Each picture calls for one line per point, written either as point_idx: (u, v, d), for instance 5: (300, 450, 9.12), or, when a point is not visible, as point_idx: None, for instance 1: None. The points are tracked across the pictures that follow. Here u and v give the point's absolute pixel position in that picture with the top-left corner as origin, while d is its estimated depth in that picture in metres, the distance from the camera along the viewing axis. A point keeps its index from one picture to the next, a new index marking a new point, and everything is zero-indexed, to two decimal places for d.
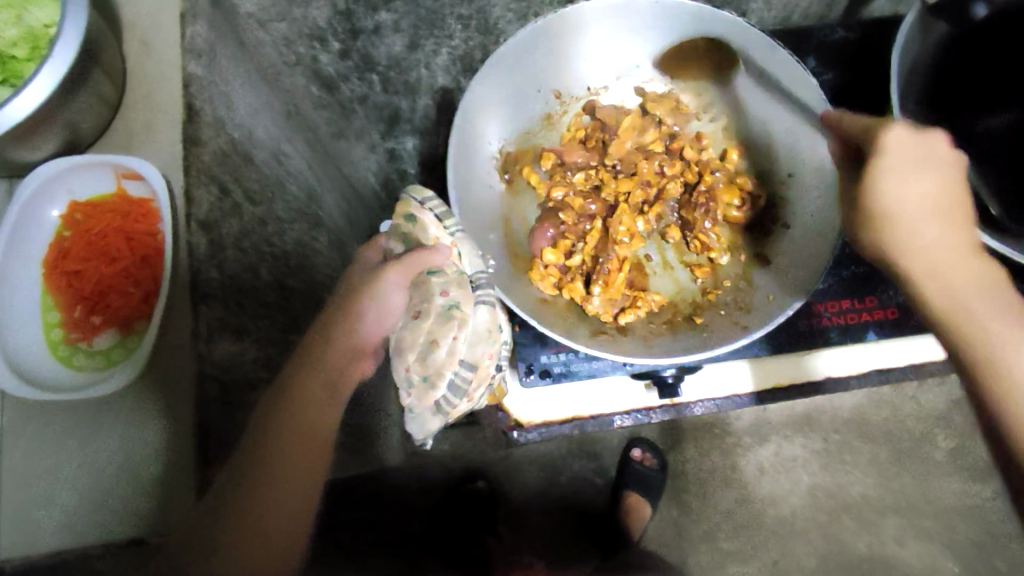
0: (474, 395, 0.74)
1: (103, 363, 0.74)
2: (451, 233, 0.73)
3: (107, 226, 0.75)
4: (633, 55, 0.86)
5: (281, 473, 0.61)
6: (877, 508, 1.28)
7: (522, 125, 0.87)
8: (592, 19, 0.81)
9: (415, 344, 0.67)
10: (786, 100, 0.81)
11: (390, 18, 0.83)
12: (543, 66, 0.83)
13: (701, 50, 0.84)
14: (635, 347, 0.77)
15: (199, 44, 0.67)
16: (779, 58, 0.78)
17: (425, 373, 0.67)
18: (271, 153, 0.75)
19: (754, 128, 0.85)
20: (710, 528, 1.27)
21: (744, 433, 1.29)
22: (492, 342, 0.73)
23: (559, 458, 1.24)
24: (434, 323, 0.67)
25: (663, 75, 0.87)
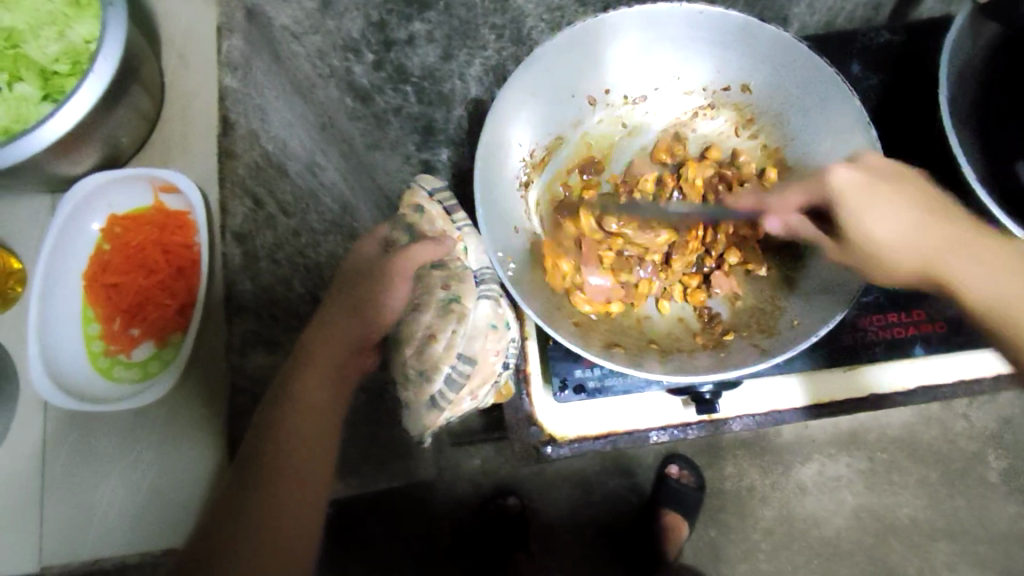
0: (478, 393, 0.75)
1: (141, 374, 0.75)
2: (459, 227, 0.76)
3: (144, 238, 0.76)
4: (672, 66, 0.83)
5: (293, 469, 0.65)
6: (927, 532, 1.23)
7: (553, 130, 0.84)
8: (634, 26, 0.78)
9: (416, 336, 0.71)
10: (835, 118, 0.76)
11: (423, 28, 0.79)
12: (579, 71, 0.81)
13: (744, 63, 0.81)
14: (653, 362, 0.73)
15: (236, 57, 0.67)
16: (826, 77, 0.75)
17: (422, 368, 0.70)
18: (306, 166, 0.76)
19: (795, 149, 0.82)
20: (750, 547, 1.23)
21: (785, 450, 1.25)
22: (499, 340, 0.75)
23: (590, 475, 1.22)
24: (437, 315, 0.71)
25: (702, 87, 0.84)
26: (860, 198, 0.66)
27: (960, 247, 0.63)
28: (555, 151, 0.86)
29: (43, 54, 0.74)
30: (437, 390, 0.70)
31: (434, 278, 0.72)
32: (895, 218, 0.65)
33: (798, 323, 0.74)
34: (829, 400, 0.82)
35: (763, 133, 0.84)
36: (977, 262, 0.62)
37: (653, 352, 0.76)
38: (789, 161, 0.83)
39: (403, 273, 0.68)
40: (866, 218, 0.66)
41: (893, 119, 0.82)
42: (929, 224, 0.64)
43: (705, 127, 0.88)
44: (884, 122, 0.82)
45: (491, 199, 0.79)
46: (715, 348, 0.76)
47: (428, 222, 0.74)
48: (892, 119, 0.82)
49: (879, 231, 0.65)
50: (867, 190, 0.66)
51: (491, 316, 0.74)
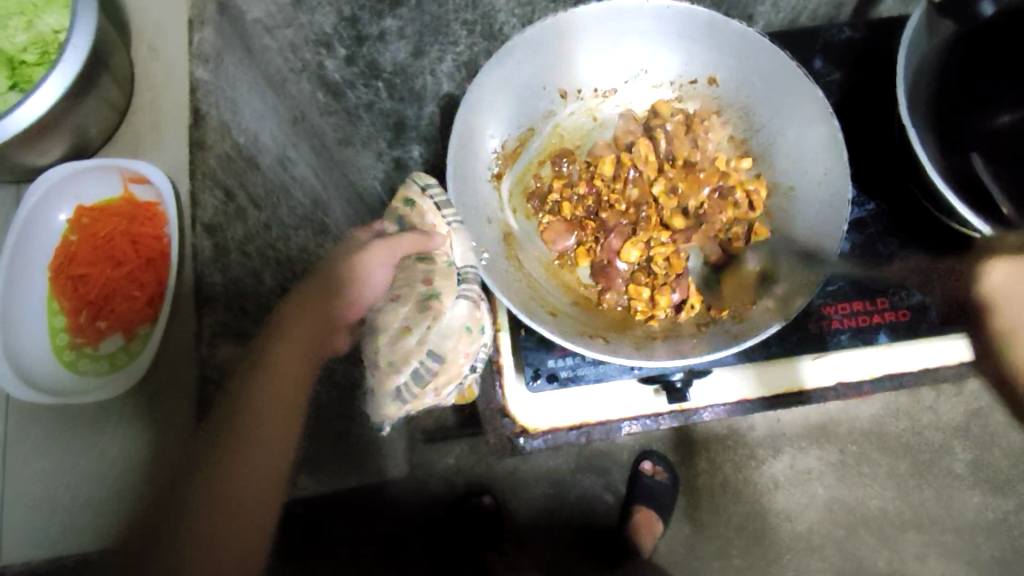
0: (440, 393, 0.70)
1: (108, 367, 0.73)
2: (447, 221, 0.71)
3: (112, 229, 0.75)
4: (641, 59, 0.85)
5: (260, 442, 0.62)
6: (896, 523, 1.24)
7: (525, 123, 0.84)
8: (606, 21, 0.79)
9: (387, 327, 0.66)
10: (799, 109, 0.79)
11: (395, 24, 0.80)
12: (551, 64, 0.82)
13: (710, 57, 0.83)
14: (628, 348, 0.73)
15: (207, 50, 0.69)
16: (787, 70, 0.78)
17: (391, 358, 0.65)
18: (276, 159, 0.75)
19: (760, 138, 0.84)
20: (722, 545, 1.22)
21: (757, 445, 1.26)
22: (472, 343, 0.69)
23: (567, 474, 1.21)
24: (412, 310, 0.65)
25: (670, 82, 0.86)
26: (1021, 300, 0.52)
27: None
28: (527, 143, 0.85)
29: (10, 43, 0.73)
30: (401, 382, 0.65)
31: (417, 272, 0.66)
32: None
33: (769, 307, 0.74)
34: (780, 393, 0.81)
35: (731, 125, 0.86)
36: None
37: (632, 338, 0.76)
38: (753, 149, 0.85)
39: (386, 257, 0.64)
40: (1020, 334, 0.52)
41: (855, 115, 0.84)
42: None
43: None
44: (848, 117, 0.83)
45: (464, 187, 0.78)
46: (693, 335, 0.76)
47: (417, 213, 0.70)
48: (855, 115, 0.84)
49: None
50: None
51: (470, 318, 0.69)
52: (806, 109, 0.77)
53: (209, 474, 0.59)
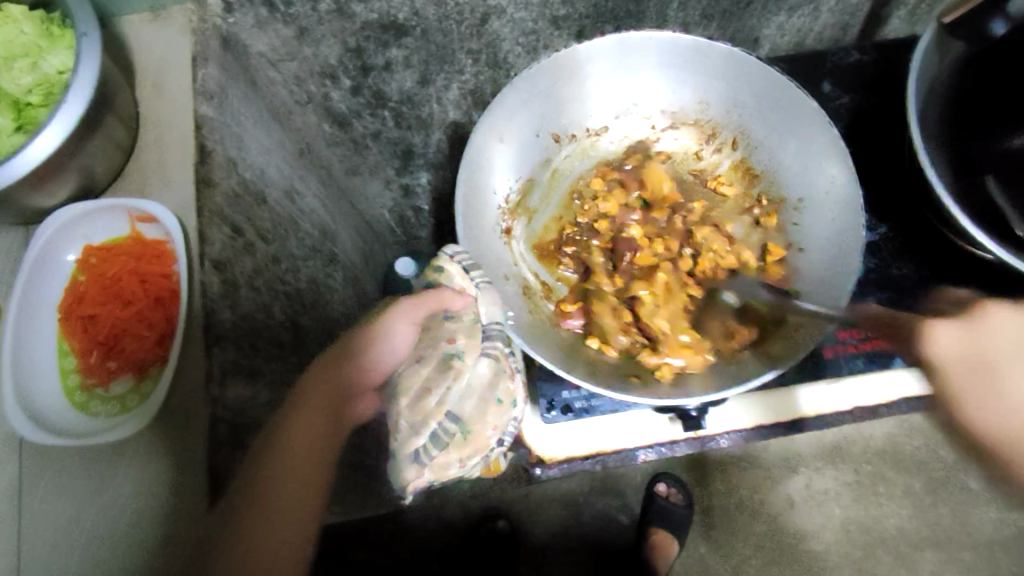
0: (467, 464, 0.70)
1: (119, 408, 0.73)
2: (476, 283, 0.70)
3: (120, 268, 0.75)
4: (629, 92, 0.82)
5: (282, 505, 0.59)
6: (914, 541, 1.11)
7: (526, 172, 0.82)
8: (589, 60, 0.77)
9: (409, 388, 0.65)
10: (807, 136, 0.75)
11: (401, 54, 0.80)
12: (540, 110, 0.79)
13: (701, 83, 0.80)
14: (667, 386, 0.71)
15: (211, 86, 0.66)
16: (798, 99, 0.74)
17: (411, 420, 0.65)
18: (284, 192, 0.75)
19: (759, 156, 0.81)
20: (739, 563, 1.11)
21: (773, 464, 1.14)
22: (502, 414, 0.72)
23: (579, 496, 1.11)
24: (435, 369, 0.65)
25: (662, 110, 0.83)
26: (998, 330, 0.57)
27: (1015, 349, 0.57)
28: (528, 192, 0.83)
29: (16, 85, 0.73)
30: (422, 445, 0.65)
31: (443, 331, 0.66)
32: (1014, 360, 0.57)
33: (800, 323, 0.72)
34: (811, 413, 0.83)
35: (729, 145, 0.83)
36: None
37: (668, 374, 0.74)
38: (755, 168, 0.82)
39: (404, 316, 0.64)
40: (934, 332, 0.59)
41: (862, 136, 0.83)
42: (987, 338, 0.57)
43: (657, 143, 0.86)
44: (855, 140, 0.83)
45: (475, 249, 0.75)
46: (729, 361, 0.74)
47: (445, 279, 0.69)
48: (861, 137, 0.83)
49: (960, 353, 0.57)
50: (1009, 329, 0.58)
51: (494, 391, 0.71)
52: (819, 140, 0.74)
53: (229, 532, 0.57)
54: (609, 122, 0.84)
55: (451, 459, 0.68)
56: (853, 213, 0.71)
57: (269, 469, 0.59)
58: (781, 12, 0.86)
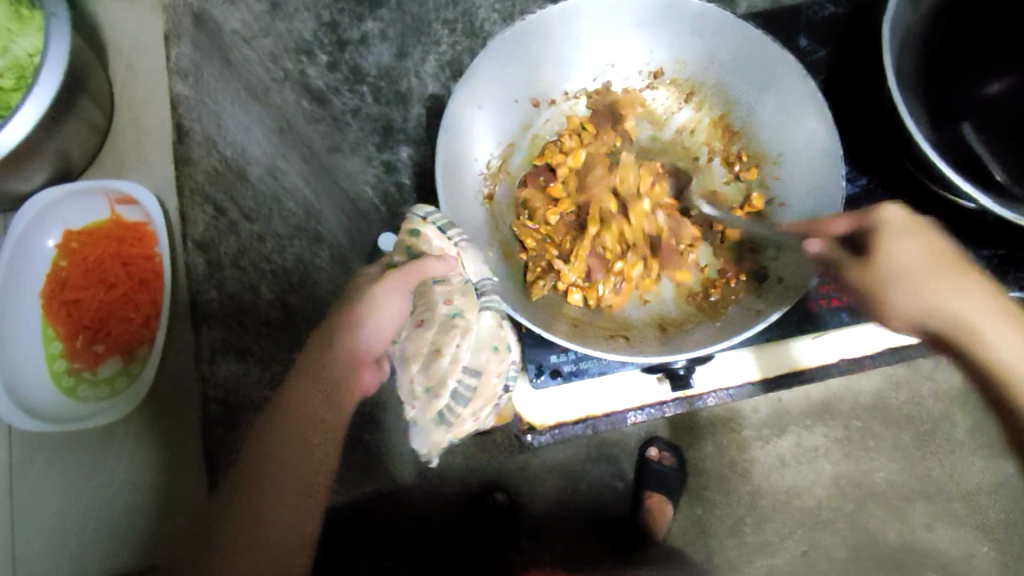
0: (480, 414, 0.71)
1: (108, 392, 0.73)
2: (455, 241, 0.69)
3: (103, 252, 0.75)
4: (606, 54, 0.81)
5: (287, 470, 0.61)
6: (904, 494, 1.12)
7: (506, 139, 0.82)
8: (563, 21, 0.76)
9: (419, 353, 0.66)
10: (789, 96, 0.75)
11: (377, 26, 0.80)
12: (517, 76, 0.79)
13: (677, 43, 0.80)
14: (652, 344, 0.73)
15: (185, 65, 0.68)
16: (774, 53, 0.73)
17: (428, 385, 0.66)
18: (267, 169, 0.74)
19: (738, 114, 0.81)
20: (735, 523, 1.12)
21: (763, 425, 1.14)
22: (503, 362, 0.70)
23: (577, 464, 1.11)
24: (437, 332, 0.66)
25: (639, 71, 0.83)
26: (904, 242, 0.62)
27: (904, 272, 0.62)
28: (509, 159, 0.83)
29: None
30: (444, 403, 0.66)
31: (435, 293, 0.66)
32: (917, 251, 0.62)
33: (785, 278, 0.72)
34: (786, 370, 0.83)
35: (707, 105, 0.83)
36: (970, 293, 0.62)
37: (654, 334, 0.76)
38: (735, 125, 0.82)
39: (398, 288, 0.63)
40: (888, 248, 0.62)
41: (840, 91, 0.83)
42: (934, 255, 0.62)
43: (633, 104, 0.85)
44: (834, 94, 0.83)
45: (458, 215, 0.75)
46: (714, 318, 0.76)
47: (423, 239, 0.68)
48: (840, 92, 0.83)
49: (912, 263, 0.62)
50: (903, 232, 0.62)
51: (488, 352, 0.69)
52: (796, 92, 0.73)
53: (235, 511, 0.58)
54: (588, 85, 0.84)
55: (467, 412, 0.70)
56: (830, 165, 0.71)
57: (276, 439, 0.60)
58: None
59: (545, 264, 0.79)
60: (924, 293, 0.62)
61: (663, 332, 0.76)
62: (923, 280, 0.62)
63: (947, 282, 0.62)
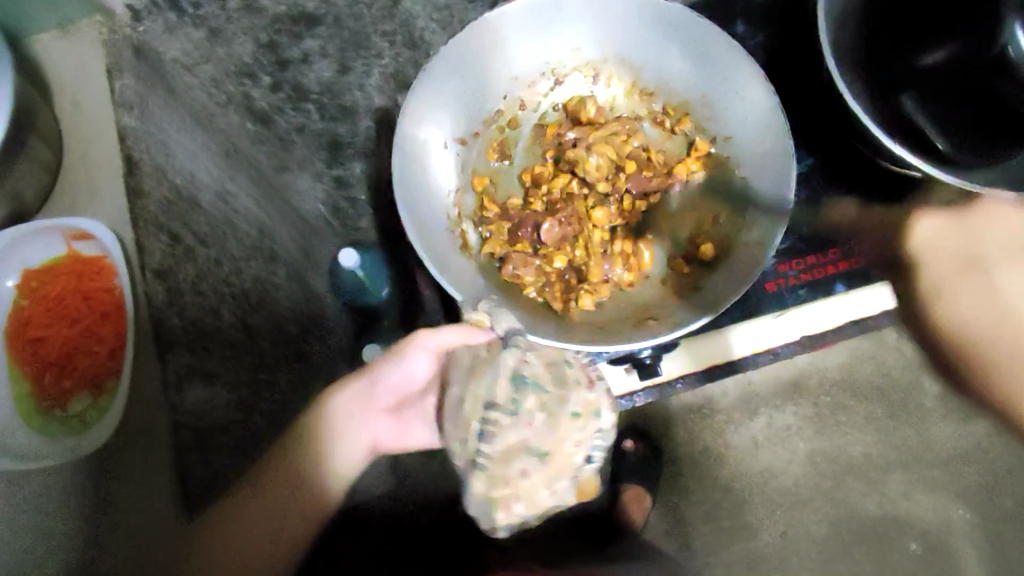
0: (556, 489, 0.63)
1: (79, 426, 0.71)
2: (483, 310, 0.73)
3: (62, 288, 0.75)
4: (510, 67, 0.83)
5: None
6: (881, 465, 1.18)
7: (451, 189, 0.83)
8: (461, 57, 0.77)
9: (455, 413, 0.65)
10: (706, 53, 0.79)
11: (315, 44, 0.78)
12: (438, 121, 0.79)
13: (574, 32, 0.81)
14: (684, 313, 0.76)
15: (129, 96, 0.67)
16: (676, 16, 0.77)
17: (464, 437, 0.62)
18: (217, 194, 0.76)
19: (650, 76, 0.84)
20: (711, 508, 1.18)
21: (732, 408, 1.19)
22: (579, 427, 0.62)
23: None
24: (465, 383, 0.66)
25: (543, 72, 0.85)
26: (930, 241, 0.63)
27: None
28: (462, 202, 0.84)
29: None
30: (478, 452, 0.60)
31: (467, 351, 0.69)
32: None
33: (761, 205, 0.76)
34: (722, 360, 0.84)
35: (614, 76, 0.86)
36: None
37: (675, 301, 0.80)
38: (648, 87, 0.86)
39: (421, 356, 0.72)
40: None
41: (778, 73, 0.85)
42: None
43: (543, 104, 0.88)
44: (775, 78, 0.85)
45: (444, 268, 0.76)
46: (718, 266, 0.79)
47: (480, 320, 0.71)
48: (779, 73, 0.85)
49: None
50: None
51: (565, 402, 0.62)
52: (738, 69, 0.77)
53: None
54: (499, 104, 0.85)
55: (532, 482, 0.61)
56: (776, 132, 0.75)
57: None
58: None
59: (558, 288, 0.82)
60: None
61: (682, 297, 0.80)
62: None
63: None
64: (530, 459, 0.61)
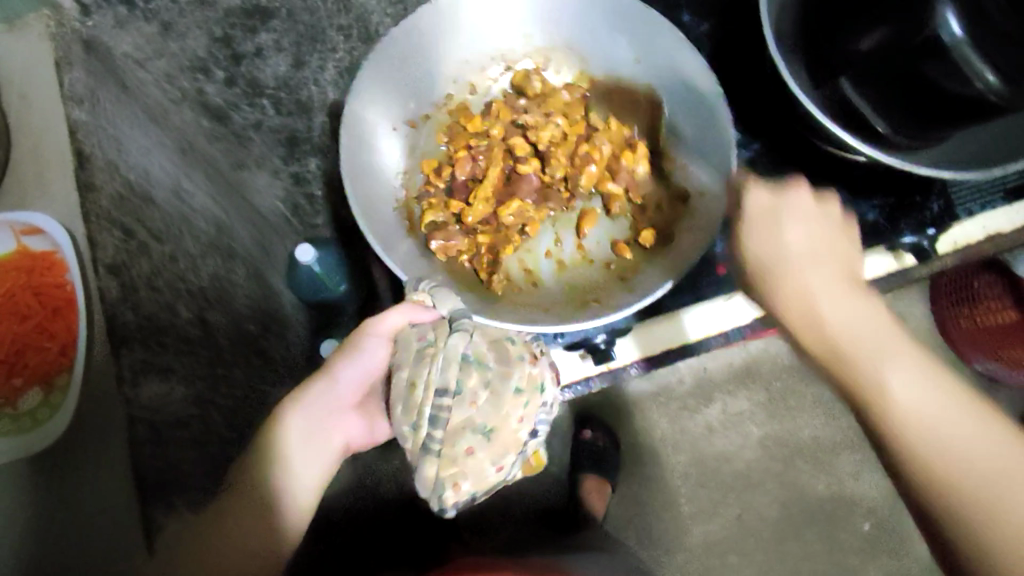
0: (503, 463, 0.67)
1: (29, 424, 0.67)
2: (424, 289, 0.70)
3: (10, 285, 0.73)
4: (460, 51, 0.86)
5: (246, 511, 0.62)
6: (828, 448, 1.22)
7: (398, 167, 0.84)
8: (411, 40, 0.80)
9: (399, 395, 0.64)
10: (646, 43, 0.81)
11: (270, 37, 0.82)
12: (389, 99, 0.81)
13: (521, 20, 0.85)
14: (625, 296, 0.77)
15: (79, 90, 0.67)
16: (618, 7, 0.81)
17: (410, 420, 0.63)
18: (172, 190, 0.75)
19: (597, 65, 0.87)
20: (670, 493, 1.21)
21: (688, 395, 1.23)
22: (522, 404, 0.68)
23: None
24: (411, 366, 0.65)
25: (491, 57, 0.88)
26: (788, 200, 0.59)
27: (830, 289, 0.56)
28: (408, 182, 0.85)
29: None
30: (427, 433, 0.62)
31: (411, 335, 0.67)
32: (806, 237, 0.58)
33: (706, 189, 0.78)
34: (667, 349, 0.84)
35: (563, 65, 0.88)
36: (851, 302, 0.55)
37: (619, 286, 0.80)
38: (596, 75, 0.87)
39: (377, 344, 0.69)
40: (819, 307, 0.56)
41: (728, 63, 0.87)
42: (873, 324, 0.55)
43: (493, 88, 0.90)
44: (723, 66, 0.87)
45: (383, 239, 0.77)
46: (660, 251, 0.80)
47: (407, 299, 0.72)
48: (728, 64, 0.87)
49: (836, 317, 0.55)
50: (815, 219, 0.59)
51: (509, 379, 0.67)
52: (674, 51, 0.78)
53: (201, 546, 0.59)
54: (450, 89, 0.87)
55: (485, 461, 0.66)
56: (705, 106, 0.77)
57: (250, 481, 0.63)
58: None
59: (488, 260, 0.82)
60: (786, 285, 0.57)
61: (626, 281, 0.80)
62: (804, 262, 0.57)
63: (829, 283, 0.56)
64: (475, 437, 0.65)
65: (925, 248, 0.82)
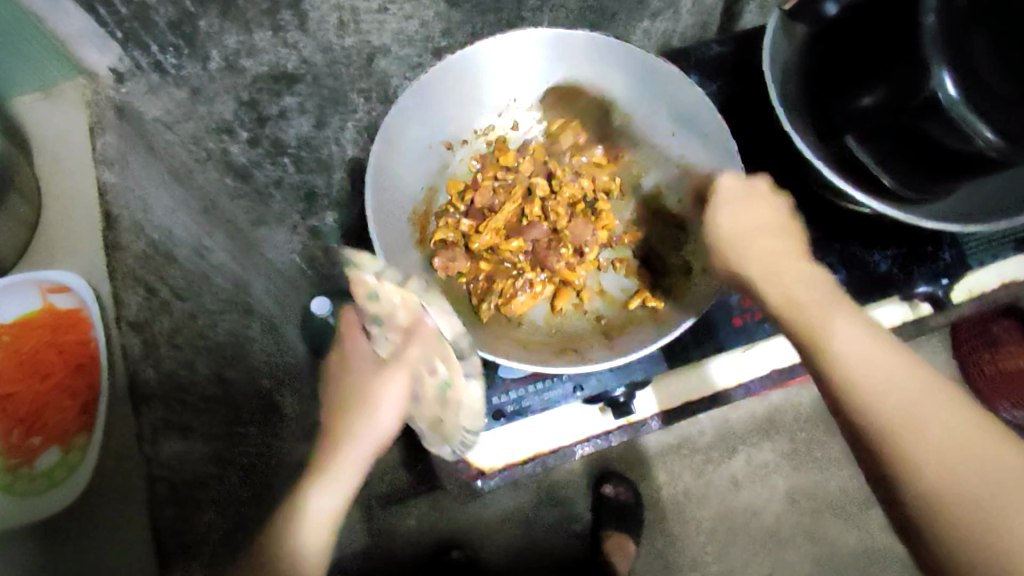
0: None
1: (48, 483, 0.70)
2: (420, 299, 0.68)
3: (35, 342, 0.74)
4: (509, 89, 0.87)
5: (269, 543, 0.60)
6: (859, 501, 1.32)
7: (427, 182, 0.86)
8: (458, 74, 0.81)
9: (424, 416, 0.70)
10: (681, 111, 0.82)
11: (294, 101, 0.80)
12: (428, 122, 0.83)
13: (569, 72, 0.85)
14: (600, 351, 0.77)
15: (111, 154, 0.73)
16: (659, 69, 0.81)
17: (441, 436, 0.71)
18: (192, 249, 0.75)
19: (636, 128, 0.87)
20: (696, 554, 1.29)
21: (710, 447, 1.34)
22: None
23: (528, 510, 1.29)
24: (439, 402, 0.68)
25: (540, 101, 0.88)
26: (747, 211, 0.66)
27: (783, 258, 0.62)
28: (431, 202, 0.87)
29: None
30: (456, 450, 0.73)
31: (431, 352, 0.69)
32: (768, 242, 0.63)
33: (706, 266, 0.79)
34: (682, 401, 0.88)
35: (604, 124, 0.89)
36: (802, 278, 0.60)
37: (599, 342, 0.80)
38: (635, 139, 0.89)
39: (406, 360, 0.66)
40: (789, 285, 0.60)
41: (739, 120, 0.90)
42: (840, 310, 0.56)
43: (534, 130, 0.91)
44: (733, 120, 0.90)
45: (390, 249, 0.77)
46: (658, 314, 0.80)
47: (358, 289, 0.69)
48: (739, 121, 0.90)
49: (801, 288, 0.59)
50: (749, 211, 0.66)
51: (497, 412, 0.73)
52: (692, 106, 0.80)
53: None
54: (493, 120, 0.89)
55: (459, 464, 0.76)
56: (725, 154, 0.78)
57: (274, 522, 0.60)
58: (644, 18, 0.99)
59: (480, 288, 0.83)
60: (784, 281, 0.61)
61: (609, 338, 0.80)
62: (773, 253, 0.63)
63: (806, 279, 0.60)
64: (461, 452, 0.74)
65: (940, 296, 0.87)
